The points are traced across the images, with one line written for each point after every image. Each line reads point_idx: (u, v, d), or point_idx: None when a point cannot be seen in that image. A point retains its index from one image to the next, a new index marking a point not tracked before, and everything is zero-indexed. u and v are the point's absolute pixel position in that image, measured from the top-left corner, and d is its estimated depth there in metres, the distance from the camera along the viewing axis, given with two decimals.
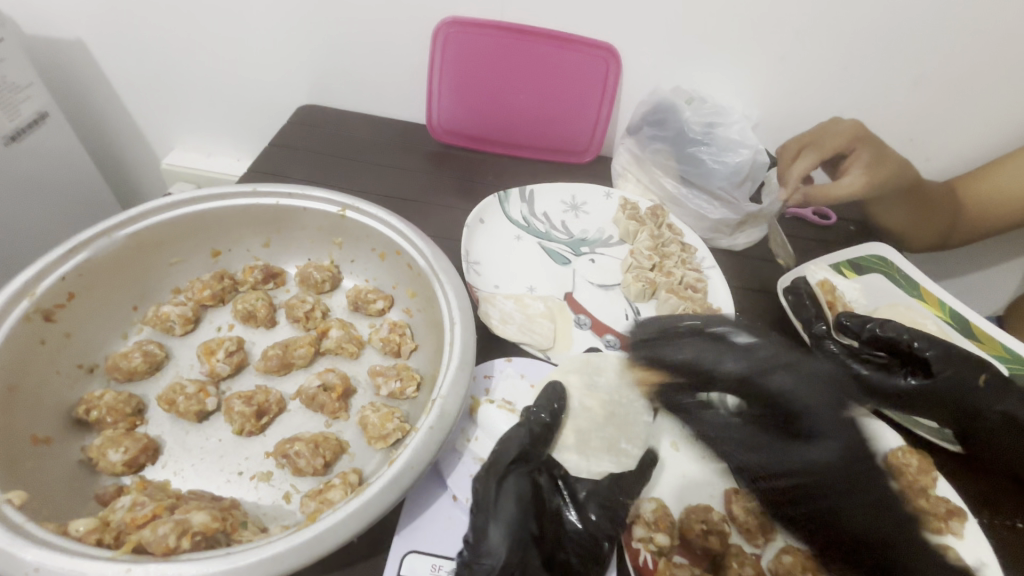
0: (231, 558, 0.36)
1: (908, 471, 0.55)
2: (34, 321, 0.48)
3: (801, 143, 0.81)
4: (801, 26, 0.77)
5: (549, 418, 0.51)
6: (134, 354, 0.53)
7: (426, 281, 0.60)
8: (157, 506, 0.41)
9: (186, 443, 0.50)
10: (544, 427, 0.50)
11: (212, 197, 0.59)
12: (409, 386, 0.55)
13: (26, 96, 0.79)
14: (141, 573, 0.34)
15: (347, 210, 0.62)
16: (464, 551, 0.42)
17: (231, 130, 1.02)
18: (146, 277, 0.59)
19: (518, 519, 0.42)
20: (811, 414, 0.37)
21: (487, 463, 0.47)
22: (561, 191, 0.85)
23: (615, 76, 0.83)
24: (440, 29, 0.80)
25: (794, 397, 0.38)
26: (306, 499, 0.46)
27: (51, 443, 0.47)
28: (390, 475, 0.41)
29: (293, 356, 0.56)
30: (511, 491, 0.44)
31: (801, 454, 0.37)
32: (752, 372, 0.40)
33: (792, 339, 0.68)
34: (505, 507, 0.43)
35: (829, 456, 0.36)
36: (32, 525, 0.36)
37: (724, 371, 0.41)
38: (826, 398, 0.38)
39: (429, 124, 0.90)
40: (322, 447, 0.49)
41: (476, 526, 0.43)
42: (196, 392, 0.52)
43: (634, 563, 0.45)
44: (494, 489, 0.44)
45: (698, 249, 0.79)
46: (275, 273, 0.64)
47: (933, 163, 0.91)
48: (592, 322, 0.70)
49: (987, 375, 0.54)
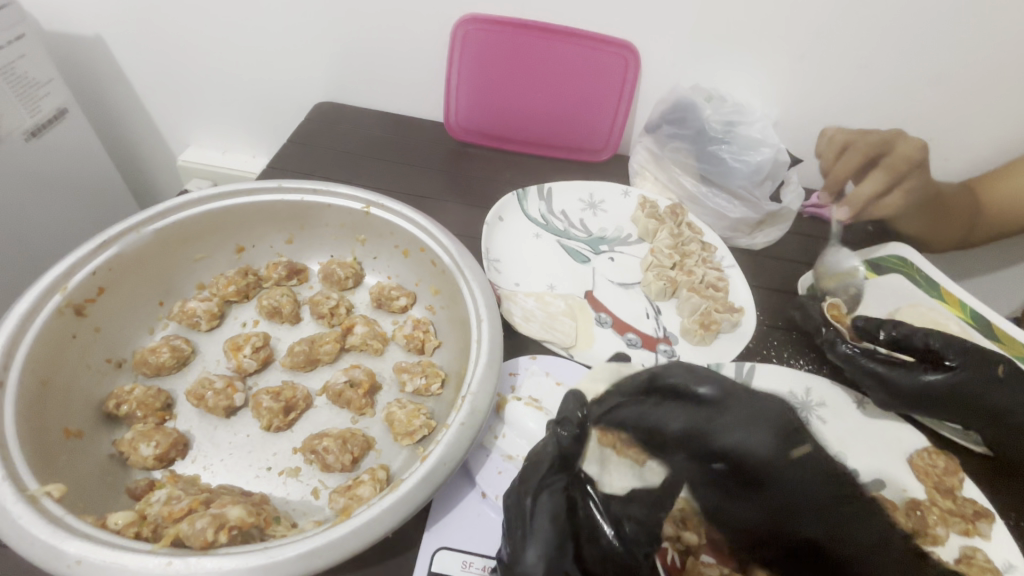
0: (269, 553, 0.36)
1: (930, 474, 0.57)
2: (66, 315, 0.49)
3: (868, 148, 0.80)
4: (823, 24, 0.76)
5: (578, 428, 0.47)
6: (162, 349, 0.54)
7: (450, 279, 0.60)
8: (192, 501, 0.41)
9: (215, 438, 0.50)
10: (573, 438, 0.46)
11: (237, 193, 0.59)
12: (434, 383, 0.55)
13: (46, 92, 0.79)
14: (181, 567, 0.34)
15: (370, 207, 0.62)
16: (502, 559, 0.43)
17: (248, 127, 1.02)
18: (172, 273, 0.59)
19: (555, 538, 0.41)
20: (738, 452, 0.38)
21: (520, 477, 0.46)
22: (580, 189, 0.85)
23: (634, 74, 0.83)
24: (459, 27, 0.80)
25: (734, 445, 0.38)
26: (336, 495, 0.46)
27: (83, 437, 0.47)
28: (424, 471, 0.41)
29: (319, 352, 0.56)
30: (546, 507, 0.43)
31: (739, 501, 0.37)
32: (695, 428, 0.40)
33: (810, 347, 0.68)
34: (541, 524, 0.42)
35: (787, 493, 0.36)
36: (72, 518, 0.36)
37: (673, 432, 0.40)
38: (759, 436, 0.39)
39: (447, 121, 0.90)
40: (350, 443, 0.50)
41: (514, 540, 0.43)
42: (224, 387, 0.52)
43: (664, 563, 0.45)
44: (530, 505, 0.43)
45: (718, 247, 0.79)
46: (299, 270, 0.64)
47: (953, 163, 0.90)
48: (613, 320, 0.69)
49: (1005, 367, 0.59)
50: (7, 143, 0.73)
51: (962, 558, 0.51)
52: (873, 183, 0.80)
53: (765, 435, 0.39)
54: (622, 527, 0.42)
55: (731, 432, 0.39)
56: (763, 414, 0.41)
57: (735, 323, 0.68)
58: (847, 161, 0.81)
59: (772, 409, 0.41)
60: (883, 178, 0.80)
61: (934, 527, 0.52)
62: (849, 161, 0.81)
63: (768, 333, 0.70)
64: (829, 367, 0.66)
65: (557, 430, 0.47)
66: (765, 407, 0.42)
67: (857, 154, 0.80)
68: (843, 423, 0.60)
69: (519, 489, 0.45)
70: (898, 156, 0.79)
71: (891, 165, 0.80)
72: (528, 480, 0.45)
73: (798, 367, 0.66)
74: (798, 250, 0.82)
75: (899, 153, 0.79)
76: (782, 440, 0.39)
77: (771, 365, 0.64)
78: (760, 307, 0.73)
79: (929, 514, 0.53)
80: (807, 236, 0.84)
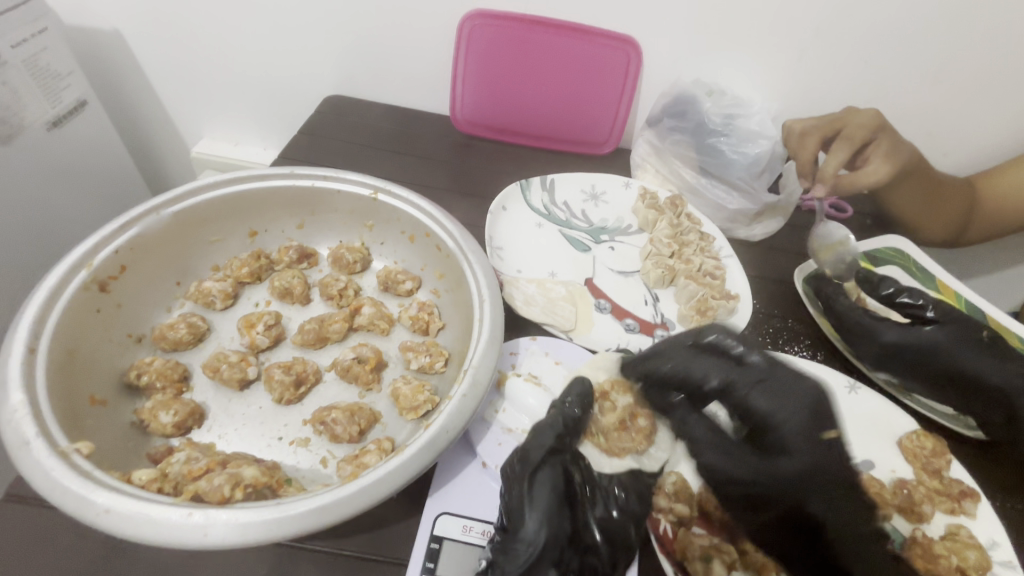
0: (282, 507, 0.38)
1: (918, 456, 0.58)
2: (91, 291, 0.51)
3: (822, 130, 0.79)
4: (822, 21, 0.78)
5: (581, 411, 0.51)
6: (180, 325, 0.56)
7: (454, 263, 0.62)
8: (210, 461, 0.44)
9: (230, 409, 0.53)
10: (576, 420, 0.50)
11: (252, 178, 0.62)
12: (438, 361, 0.57)
13: (67, 84, 0.82)
14: (201, 517, 0.37)
15: (378, 193, 0.65)
16: (498, 535, 0.44)
17: (259, 120, 1.05)
18: (189, 254, 0.62)
19: (553, 511, 0.44)
20: (784, 435, 0.48)
21: (517, 453, 0.48)
22: (581, 181, 0.87)
23: (635, 68, 0.85)
24: (465, 21, 0.82)
25: (770, 416, 0.48)
26: (343, 463, 0.49)
27: (107, 405, 0.50)
28: (427, 437, 0.44)
29: (328, 331, 0.59)
30: (545, 482, 0.45)
31: (773, 468, 0.47)
32: (733, 390, 0.50)
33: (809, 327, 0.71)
34: (540, 497, 0.44)
35: (802, 486, 0.46)
36: (99, 472, 0.38)
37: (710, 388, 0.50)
38: (795, 413, 0.48)
39: (453, 114, 0.93)
40: (357, 416, 0.52)
41: (511, 512, 0.44)
42: (238, 361, 0.54)
43: (656, 532, 0.47)
44: (529, 480, 0.45)
45: (716, 238, 0.81)
46: (309, 253, 0.66)
47: (951, 158, 0.91)
48: (612, 306, 0.71)
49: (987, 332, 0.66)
50: (30, 132, 0.76)
51: (947, 535, 0.53)
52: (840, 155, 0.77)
53: (793, 412, 0.48)
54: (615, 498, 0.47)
55: (767, 398, 0.49)
56: (791, 393, 0.49)
57: (731, 309, 0.70)
58: (807, 144, 0.79)
59: (805, 388, 0.49)
60: (847, 149, 0.78)
61: (921, 505, 0.54)
62: (807, 142, 0.79)
63: (764, 320, 0.71)
64: (823, 352, 0.68)
65: (556, 412, 0.51)
66: (800, 386, 0.49)
67: (813, 138, 0.79)
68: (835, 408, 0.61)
69: (516, 469, 0.46)
70: (857, 127, 0.78)
71: (850, 136, 0.78)
72: (526, 456, 0.47)
73: (792, 353, 0.67)
74: (796, 241, 0.83)
75: (853, 124, 0.78)
76: (812, 422, 0.47)
77: (767, 349, 0.66)
78: (756, 295, 0.75)
79: (916, 492, 0.55)
80: (805, 228, 0.85)
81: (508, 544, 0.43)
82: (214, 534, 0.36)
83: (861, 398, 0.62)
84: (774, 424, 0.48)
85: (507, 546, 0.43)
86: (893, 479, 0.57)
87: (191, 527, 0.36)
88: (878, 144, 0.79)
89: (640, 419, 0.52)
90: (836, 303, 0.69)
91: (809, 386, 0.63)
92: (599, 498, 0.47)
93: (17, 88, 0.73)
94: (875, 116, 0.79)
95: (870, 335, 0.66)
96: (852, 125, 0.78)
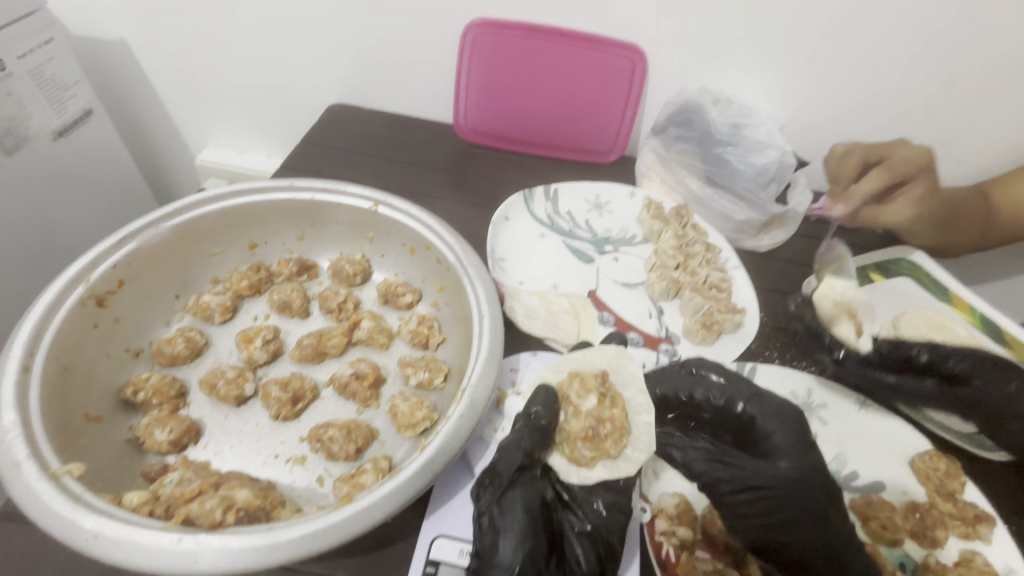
0: (273, 533, 0.37)
1: (932, 477, 0.56)
2: (88, 306, 0.51)
3: (865, 152, 0.74)
4: (830, 28, 0.77)
5: (547, 422, 0.50)
6: (178, 340, 0.56)
7: (455, 276, 0.61)
8: (203, 483, 0.43)
9: (226, 426, 0.52)
10: (542, 432, 0.49)
11: (252, 190, 0.62)
12: (437, 377, 0.57)
13: (72, 94, 0.82)
14: (191, 544, 0.36)
15: (379, 205, 0.64)
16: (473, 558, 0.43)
17: (263, 128, 1.05)
18: (188, 267, 0.61)
19: (529, 532, 0.43)
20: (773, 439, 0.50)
21: (488, 472, 0.47)
22: (585, 190, 0.86)
23: (640, 76, 0.84)
24: (468, 30, 0.82)
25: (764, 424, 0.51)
26: (339, 483, 0.48)
27: (102, 421, 0.49)
28: (422, 460, 0.43)
29: (326, 346, 0.58)
30: (517, 501, 0.44)
31: (771, 474, 0.48)
32: (727, 401, 0.52)
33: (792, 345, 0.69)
34: (512, 519, 0.43)
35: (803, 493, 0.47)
36: (90, 495, 0.38)
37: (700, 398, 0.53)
38: (786, 426, 0.50)
39: (456, 123, 0.92)
40: (355, 434, 0.51)
41: (485, 535, 0.43)
42: (235, 376, 0.54)
43: (657, 556, 0.46)
44: (501, 501, 0.44)
45: (723, 249, 0.79)
46: (309, 266, 0.66)
47: (965, 166, 0.89)
48: (615, 319, 0.70)
49: (1017, 382, 0.60)
50: (35, 143, 0.77)
51: (961, 562, 0.51)
52: (875, 181, 0.73)
53: (792, 430, 0.50)
54: (594, 511, 0.46)
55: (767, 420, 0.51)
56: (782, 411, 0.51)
57: (738, 323, 0.69)
58: (845, 164, 0.75)
59: (792, 408, 0.51)
60: (883, 178, 0.73)
61: (933, 530, 0.53)
62: (847, 163, 0.75)
63: (771, 334, 0.70)
64: None
65: (524, 424, 0.50)
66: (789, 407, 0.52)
67: (854, 157, 0.74)
68: (843, 425, 0.60)
69: (484, 489, 0.45)
70: (900, 162, 0.73)
71: (891, 166, 0.73)
72: (497, 471, 0.46)
73: (799, 369, 0.66)
74: (804, 252, 0.82)
75: (898, 157, 0.73)
76: (803, 440, 0.49)
77: (772, 365, 0.65)
78: (763, 309, 0.73)
79: (928, 516, 0.54)
80: (814, 238, 0.84)
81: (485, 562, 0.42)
82: (204, 560, 0.36)
83: (870, 417, 0.61)
84: (771, 437, 0.50)
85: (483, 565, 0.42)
86: (904, 501, 0.56)
87: (181, 553, 0.36)
88: (911, 186, 0.74)
89: (609, 424, 0.50)
90: (823, 336, 0.64)
91: (817, 403, 0.62)
92: (574, 505, 0.47)
93: (21, 99, 0.73)
94: (925, 154, 0.73)
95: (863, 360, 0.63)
96: (894, 158, 0.73)
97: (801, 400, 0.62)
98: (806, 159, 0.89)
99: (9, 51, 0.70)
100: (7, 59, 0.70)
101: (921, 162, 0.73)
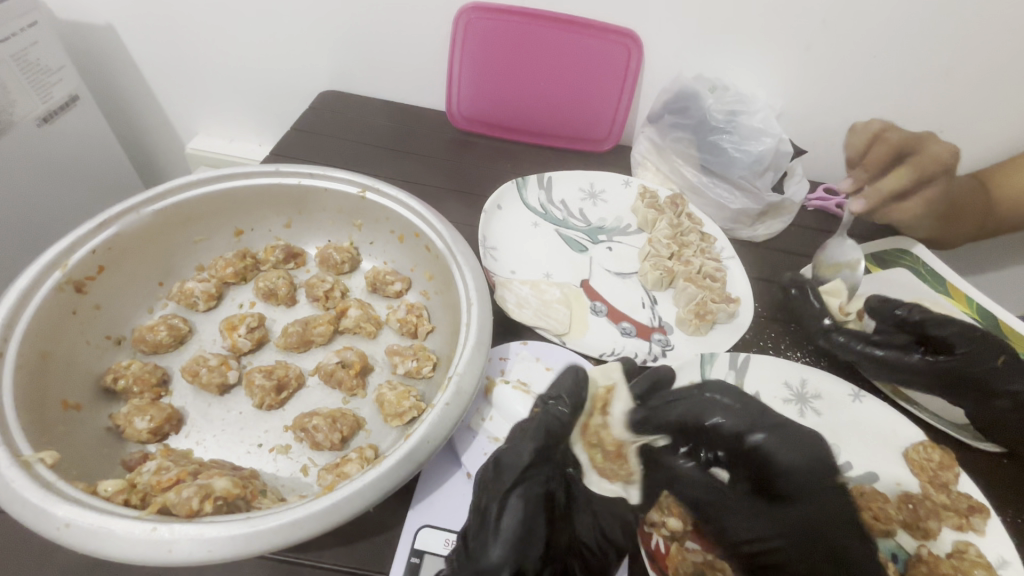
0: (251, 522, 0.36)
1: (922, 468, 0.56)
2: (66, 291, 0.50)
3: (899, 142, 0.68)
4: (830, 14, 0.75)
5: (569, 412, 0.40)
6: (160, 327, 0.55)
7: (444, 264, 0.60)
8: (181, 471, 0.42)
9: (209, 415, 0.51)
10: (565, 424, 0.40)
11: (236, 175, 0.60)
12: (425, 366, 0.56)
13: (58, 79, 0.81)
14: (166, 532, 0.35)
15: (367, 191, 0.63)
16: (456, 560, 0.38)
17: (254, 116, 1.03)
18: (171, 254, 0.60)
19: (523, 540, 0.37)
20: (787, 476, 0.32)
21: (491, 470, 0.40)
22: (579, 179, 0.85)
23: (636, 63, 0.82)
24: (461, 15, 0.80)
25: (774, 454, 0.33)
26: (323, 472, 0.47)
27: (81, 409, 0.48)
28: (406, 448, 0.42)
29: (312, 334, 0.57)
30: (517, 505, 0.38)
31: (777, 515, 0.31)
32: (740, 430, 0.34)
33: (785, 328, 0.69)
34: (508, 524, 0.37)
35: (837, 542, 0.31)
36: (63, 483, 0.37)
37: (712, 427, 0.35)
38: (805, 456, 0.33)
39: (449, 111, 0.91)
40: (340, 423, 0.50)
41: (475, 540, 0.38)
42: (218, 364, 0.53)
43: (646, 546, 0.46)
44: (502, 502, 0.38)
45: (718, 239, 0.78)
46: (296, 254, 0.65)
47: (964, 156, 0.88)
48: (608, 309, 0.69)
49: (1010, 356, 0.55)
50: (19, 128, 0.75)
51: (954, 553, 0.50)
52: (901, 178, 0.70)
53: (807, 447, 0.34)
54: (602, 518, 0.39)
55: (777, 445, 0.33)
56: (810, 446, 0.34)
57: (732, 313, 0.68)
58: (875, 153, 0.69)
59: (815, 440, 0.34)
60: (911, 174, 0.70)
61: (926, 521, 0.51)
62: (877, 152, 0.69)
63: (765, 325, 0.69)
64: (827, 361, 0.65)
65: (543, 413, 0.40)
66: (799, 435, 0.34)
67: (886, 147, 0.68)
68: (837, 416, 0.60)
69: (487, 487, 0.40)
70: (931, 160, 0.69)
71: (921, 163, 0.69)
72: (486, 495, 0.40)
73: (794, 359, 0.65)
74: (800, 242, 0.81)
75: (928, 154, 0.69)
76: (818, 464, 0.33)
77: (766, 356, 0.64)
78: (758, 299, 0.72)
79: (921, 507, 0.52)
80: (810, 229, 0.83)
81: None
82: (179, 550, 0.35)
83: (865, 408, 0.60)
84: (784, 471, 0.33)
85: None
86: (898, 491, 0.54)
87: (156, 543, 0.35)
88: (931, 184, 0.72)
89: (619, 437, 0.38)
90: (818, 317, 0.66)
91: (811, 393, 0.61)
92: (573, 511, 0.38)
93: (5, 84, 0.72)
94: (953, 153, 0.70)
95: (860, 336, 0.62)
96: (926, 156, 0.69)
97: (794, 390, 0.61)
98: (803, 148, 0.88)
99: None
100: None
101: (946, 157, 0.70)
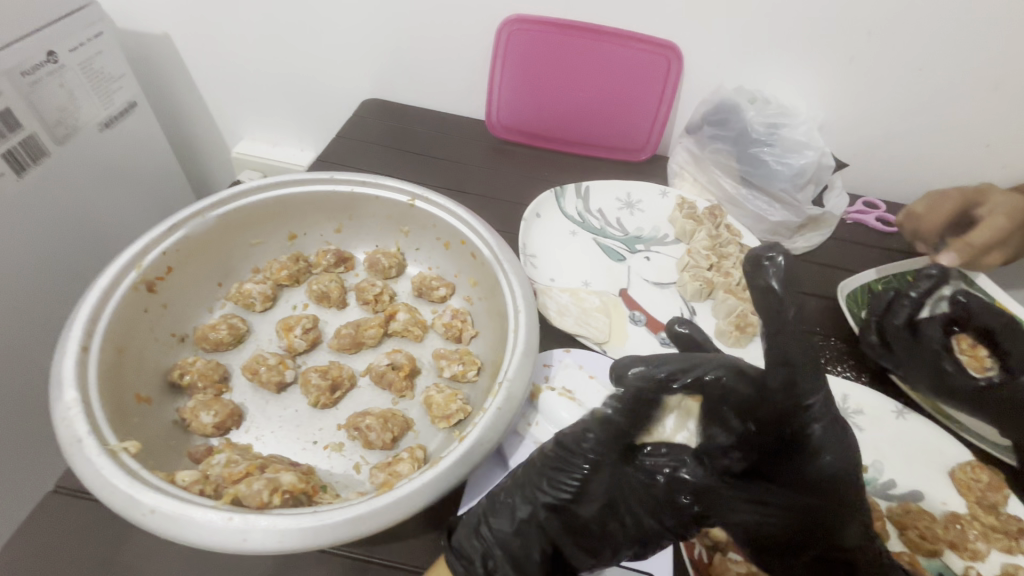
0: (318, 516, 0.38)
1: (974, 486, 0.55)
2: (139, 290, 0.53)
3: (962, 197, 0.72)
4: (876, 26, 0.75)
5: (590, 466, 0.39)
6: (221, 326, 0.58)
7: (490, 271, 0.62)
8: (249, 465, 0.45)
9: (267, 412, 0.54)
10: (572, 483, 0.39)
11: (294, 182, 0.63)
12: (470, 370, 0.57)
13: (119, 86, 0.83)
14: (240, 522, 0.37)
15: (415, 199, 0.65)
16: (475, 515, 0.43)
17: (297, 121, 1.06)
18: (231, 256, 0.63)
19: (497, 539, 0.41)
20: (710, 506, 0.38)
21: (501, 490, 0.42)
22: (616, 188, 0.85)
23: (676, 73, 0.83)
24: (504, 27, 0.82)
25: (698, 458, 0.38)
26: (376, 470, 0.49)
27: (152, 403, 0.52)
28: (462, 450, 0.43)
29: (363, 336, 0.60)
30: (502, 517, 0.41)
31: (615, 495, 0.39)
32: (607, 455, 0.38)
33: (829, 347, 0.68)
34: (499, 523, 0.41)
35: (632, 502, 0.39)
36: (146, 472, 0.40)
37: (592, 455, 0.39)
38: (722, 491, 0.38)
39: (489, 120, 0.93)
40: (391, 423, 0.52)
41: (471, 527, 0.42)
42: (276, 363, 0.55)
43: (690, 556, 0.45)
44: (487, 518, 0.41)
45: (757, 250, 0.78)
46: (346, 258, 0.67)
47: (1012, 171, 0.86)
48: (647, 319, 0.70)
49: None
50: (84, 133, 0.77)
51: None
52: (990, 231, 0.68)
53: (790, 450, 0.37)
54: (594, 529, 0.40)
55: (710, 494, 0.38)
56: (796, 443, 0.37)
57: None
58: (939, 210, 0.73)
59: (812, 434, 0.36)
60: (999, 225, 0.68)
61: (974, 542, 0.51)
62: (941, 207, 0.73)
63: (806, 338, 0.69)
64: (868, 375, 0.65)
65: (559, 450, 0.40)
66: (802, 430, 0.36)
67: (951, 202, 0.72)
68: (880, 433, 0.59)
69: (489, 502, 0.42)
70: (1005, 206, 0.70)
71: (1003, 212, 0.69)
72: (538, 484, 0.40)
73: (835, 374, 0.65)
74: (839, 255, 0.80)
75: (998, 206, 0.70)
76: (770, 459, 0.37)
77: (808, 369, 0.64)
78: (798, 311, 0.72)
79: (968, 529, 0.52)
80: (849, 242, 0.83)
81: (503, 509, 0.41)
82: (253, 539, 0.37)
83: (909, 425, 0.59)
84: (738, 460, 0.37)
85: (505, 517, 0.41)
86: (944, 512, 0.54)
87: (231, 532, 0.37)
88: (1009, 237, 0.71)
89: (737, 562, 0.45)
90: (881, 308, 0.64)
91: (853, 409, 0.60)
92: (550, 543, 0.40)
93: (72, 91, 0.73)
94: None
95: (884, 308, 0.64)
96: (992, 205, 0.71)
97: (836, 405, 0.60)
98: (844, 161, 0.87)
99: (63, 44, 0.71)
100: (61, 51, 0.70)
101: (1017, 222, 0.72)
